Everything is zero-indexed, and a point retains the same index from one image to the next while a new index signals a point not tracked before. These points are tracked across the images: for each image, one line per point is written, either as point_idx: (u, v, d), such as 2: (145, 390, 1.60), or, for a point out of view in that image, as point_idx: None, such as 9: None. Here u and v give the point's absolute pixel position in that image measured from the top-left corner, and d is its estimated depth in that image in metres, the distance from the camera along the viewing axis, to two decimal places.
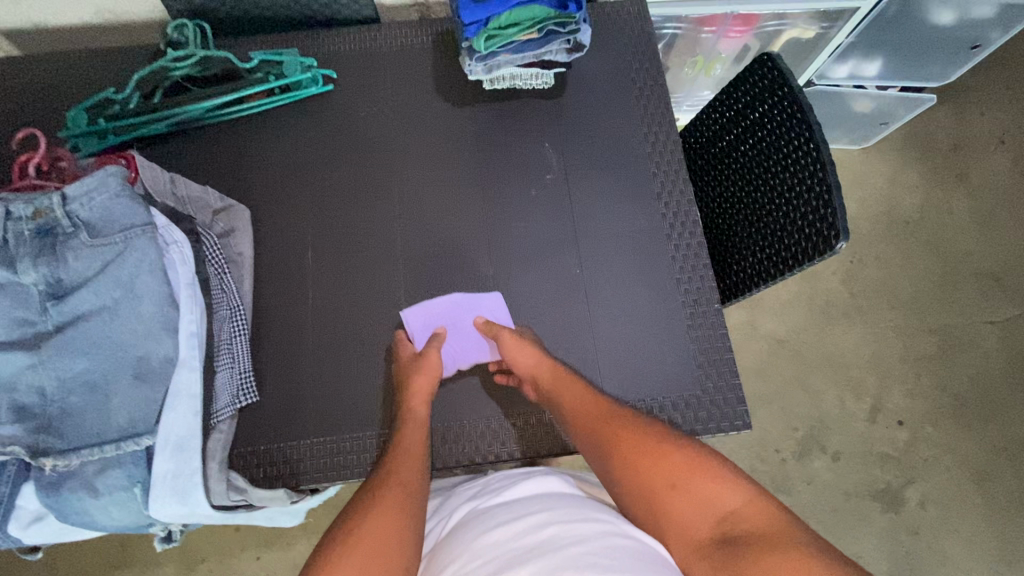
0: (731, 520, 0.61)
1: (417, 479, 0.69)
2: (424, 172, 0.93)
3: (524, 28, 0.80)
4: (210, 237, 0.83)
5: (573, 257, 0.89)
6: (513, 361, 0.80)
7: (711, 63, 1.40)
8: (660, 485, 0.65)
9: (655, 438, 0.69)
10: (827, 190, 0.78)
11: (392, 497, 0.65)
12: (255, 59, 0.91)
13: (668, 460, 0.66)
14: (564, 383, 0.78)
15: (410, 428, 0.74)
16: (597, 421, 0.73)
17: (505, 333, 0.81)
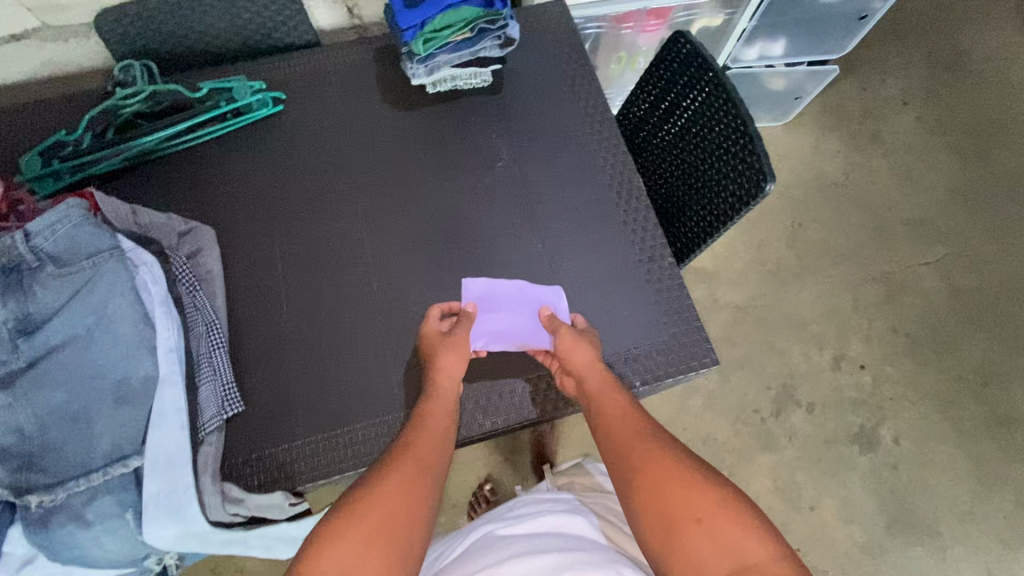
0: (750, 573, 0.59)
1: (440, 459, 0.71)
2: (383, 176, 0.97)
3: (457, 29, 0.87)
4: (178, 259, 0.83)
5: (534, 234, 0.94)
6: (568, 354, 0.81)
7: (634, 58, 1.51)
8: (683, 518, 0.64)
9: (691, 464, 0.68)
10: (750, 142, 0.86)
11: (404, 474, 0.67)
12: (204, 89, 0.94)
13: (697, 496, 0.65)
14: (608, 389, 0.78)
15: (436, 404, 0.76)
16: (634, 432, 0.72)
17: (566, 330, 0.82)
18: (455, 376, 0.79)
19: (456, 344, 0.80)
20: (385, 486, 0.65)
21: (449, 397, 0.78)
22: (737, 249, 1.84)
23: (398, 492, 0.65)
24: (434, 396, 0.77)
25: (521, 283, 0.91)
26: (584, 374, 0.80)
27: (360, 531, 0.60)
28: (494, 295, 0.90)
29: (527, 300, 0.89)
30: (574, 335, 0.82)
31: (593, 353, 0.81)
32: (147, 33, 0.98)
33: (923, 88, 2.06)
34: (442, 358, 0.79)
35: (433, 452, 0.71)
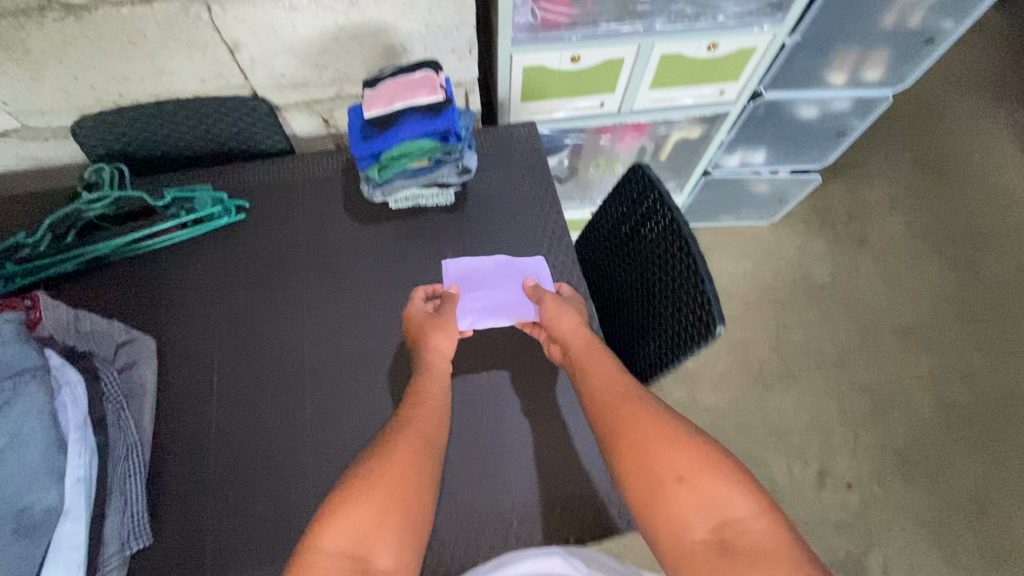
0: (733, 528, 0.58)
1: (438, 427, 0.74)
2: (335, 291, 0.97)
3: (416, 156, 0.88)
4: (109, 373, 0.82)
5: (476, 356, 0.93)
6: (554, 320, 0.86)
7: (613, 164, 1.54)
8: (667, 478, 0.63)
9: (673, 424, 0.67)
10: (699, 279, 0.84)
11: (408, 447, 0.69)
12: (166, 198, 0.96)
13: (680, 454, 0.64)
14: (592, 357, 0.80)
15: (432, 382, 0.80)
16: (618, 396, 0.73)
17: (549, 299, 0.88)
18: (446, 355, 0.84)
19: (444, 323, 0.86)
20: (390, 458, 0.67)
21: (443, 376, 0.82)
22: (719, 350, 1.80)
23: (404, 465, 0.67)
24: (429, 374, 0.81)
25: (503, 262, 0.98)
26: (571, 341, 0.84)
27: (370, 499, 0.62)
28: (475, 279, 0.96)
29: (511, 276, 0.96)
30: (557, 305, 0.88)
31: (577, 318, 0.86)
32: (124, 139, 1.01)
33: (912, 195, 2.07)
34: (434, 337, 0.85)
35: (434, 428, 0.74)
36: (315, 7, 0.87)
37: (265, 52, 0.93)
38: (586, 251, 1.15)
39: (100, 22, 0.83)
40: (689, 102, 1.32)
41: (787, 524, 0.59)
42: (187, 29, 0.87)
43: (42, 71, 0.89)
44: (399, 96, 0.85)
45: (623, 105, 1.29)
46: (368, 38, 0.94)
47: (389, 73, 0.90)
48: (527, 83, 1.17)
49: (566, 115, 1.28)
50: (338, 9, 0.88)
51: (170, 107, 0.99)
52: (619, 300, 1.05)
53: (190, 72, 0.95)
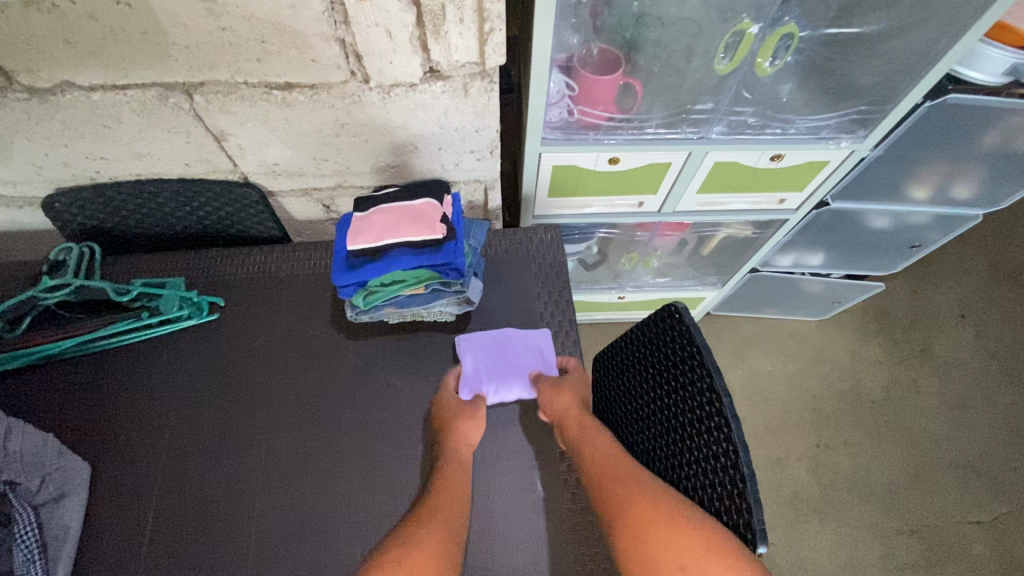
0: None
1: (462, 516, 0.68)
2: (304, 421, 0.83)
3: (411, 283, 0.74)
4: (25, 513, 0.69)
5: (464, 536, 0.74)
6: (551, 401, 0.81)
7: (647, 258, 1.40)
8: (669, 568, 0.58)
9: (675, 506, 0.63)
10: (739, 476, 0.66)
11: (433, 540, 0.63)
12: (132, 292, 0.85)
13: (683, 547, 0.58)
14: (596, 434, 0.76)
15: (455, 468, 0.73)
16: (616, 476, 0.69)
17: (544, 381, 0.83)
18: (471, 443, 0.77)
19: (471, 413, 0.79)
20: (412, 546, 0.62)
21: (468, 464, 0.75)
22: None
23: (431, 552, 0.62)
24: (452, 461, 0.74)
25: (510, 332, 0.89)
26: (568, 418, 0.79)
27: None
28: (495, 351, 0.87)
29: (518, 348, 0.88)
30: (565, 381, 0.83)
31: (574, 395, 0.81)
32: (101, 215, 0.92)
33: (986, 305, 1.83)
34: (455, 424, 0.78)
35: (459, 516, 0.68)
36: (312, 103, 0.75)
37: (257, 142, 0.82)
38: (602, 378, 0.98)
39: (68, 106, 0.74)
40: (741, 207, 1.16)
41: None
42: (167, 117, 0.76)
43: (11, 146, 0.80)
44: (391, 227, 0.72)
45: (665, 206, 1.13)
46: (374, 136, 0.82)
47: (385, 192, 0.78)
48: (556, 180, 1.02)
49: (599, 211, 1.13)
50: (339, 106, 0.76)
51: (152, 188, 0.88)
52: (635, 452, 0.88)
53: (173, 156, 0.84)
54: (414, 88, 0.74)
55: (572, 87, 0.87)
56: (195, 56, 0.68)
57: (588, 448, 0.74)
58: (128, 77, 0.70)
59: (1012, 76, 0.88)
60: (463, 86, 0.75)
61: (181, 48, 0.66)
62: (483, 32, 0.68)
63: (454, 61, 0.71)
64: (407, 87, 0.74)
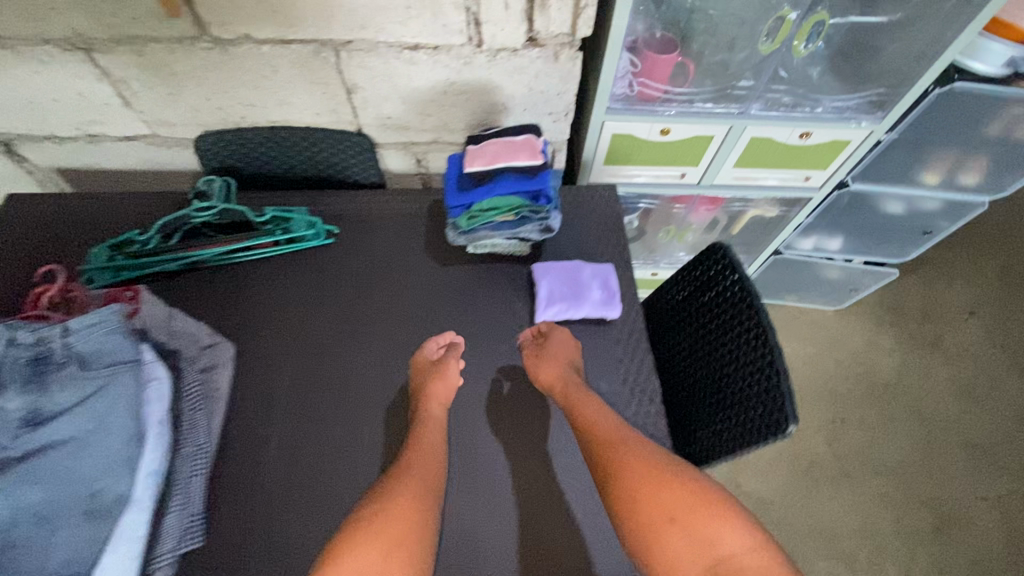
0: (729, 564, 0.62)
1: (438, 473, 0.78)
2: (406, 325, 1.00)
3: (503, 211, 0.91)
4: (191, 373, 0.89)
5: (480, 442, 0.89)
6: (535, 369, 0.89)
7: (683, 232, 1.55)
8: (660, 520, 0.67)
9: (663, 467, 0.72)
10: (775, 372, 0.82)
11: (410, 493, 0.72)
12: (266, 215, 1.04)
13: (676, 497, 0.68)
14: (578, 397, 0.84)
15: (432, 429, 0.83)
16: (607, 437, 0.78)
17: (530, 349, 0.92)
18: (444, 404, 0.86)
19: (444, 372, 0.88)
20: (395, 499, 0.71)
21: (440, 421, 0.85)
22: None
23: (408, 505, 0.70)
24: (428, 421, 0.84)
25: (580, 262, 1.01)
26: (554, 384, 0.87)
27: (377, 541, 0.65)
28: (566, 274, 0.99)
29: (586, 273, 0.99)
30: (549, 347, 0.91)
31: (558, 361, 0.89)
32: (236, 156, 1.10)
33: (995, 303, 1.95)
34: (430, 384, 0.87)
35: (435, 475, 0.77)
36: (432, 62, 0.94)
37: (378, 96, 1.01)
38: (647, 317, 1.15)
39: (241, 55, 0.93)
40: (771, 183, 1.32)
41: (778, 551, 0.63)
42: (315, 69, 0.96)
43: (184, 88, 1.00)
44: (503, 153, 0.91)
45: (704, 178, 1.30)
46: (474, 94, 1.01)
47: (492, 131, 0.96)
48: (613, 148, 1.19)
49: (647, 180, 1.30)
50: (452, 66, 0.95)
51: (284, 132, 1.07)
52: (678, 374, 1.03)
53: (308, 105, 1.03)
54: (516, 52, 0.93)
55: (636, 64, 1.04)
56: (352, 18, 0.87)
57: (581, 408, 0.83)
58: (295, 34, 0.90)
59: (1011, 68, 1.04)
60: (554, 53, 0.93)
61: (343, 11, 0.86)
62: (578, 7, 0.86)
63: (550, 31, 0.90)
64: (510, 51, 0.92)
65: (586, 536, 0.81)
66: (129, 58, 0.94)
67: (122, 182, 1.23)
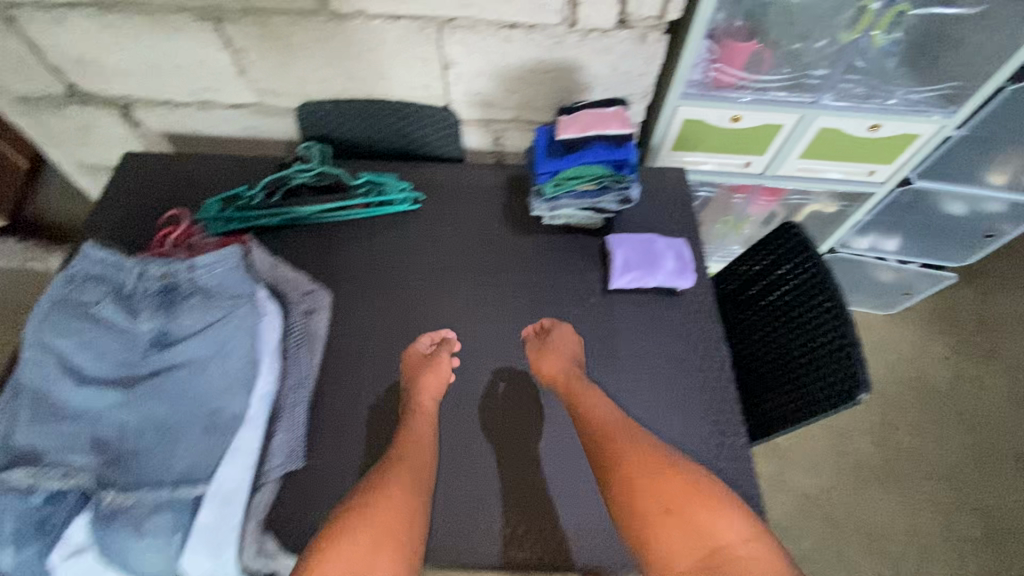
0: (722, 554, 0.64)
1: (428, 464, 0.80)
2: (485, 286, 1.07)
3: (585, 180, 0.97)
4: (295, 313, 0.97)
5: (493, 425, 0.93)
6: (536, 364, 0.92)
7: (740, 223, 1.58)
8: (655, 511, 0.68)
9: (655, 459, 0.73)
10: (849, 343, 0.85)
11: (400, 484, 0.74)
12: (361, 179, 1.13)
13: (672, 490, 0.69)
14: (573, 389, 0.86)
15: (422, 421, 0.85)
16: (603, 428, 0.79)
17: (531, 345, 0.95)
18: (433, 397, 0.89)
19: (435, 367, 0.91)
20: (386, 490, 0.73)
21: (431, 414, 0.87)
22: (815, 432, 1.72)
23: (400, 496, 0.73)
24: (419, 414, 0.86)
25: (655, 235, 1.06)
26: (554, 377, 0.89)
27: (367, 532, 0.68)
28: (640, 246, 1.04)
29: (660, 245, 1.04)
30: (550, 340, 0.94)
31: (557, 356, 0.92)
32: (330, 124, 1.18)
33: None
34: (421, 377, 0.90)
35: (424, 465, 0.79)
36: (525, 41, 1.01)
37: (470, 73, 1.09)
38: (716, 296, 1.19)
39: (352, 29, 1.02)
40: (834, 176, 1.35)
41: (767, 538, 0.66)
42: (417, 45, 1.04)
43: (295, 59, 1.10)
44: (595, 124, 0.98)
45: (769, 168, 1.33)
46: (559, 73, 1.08)
47: (581, 104, 1.03)
48: (682, 133, 1.24)
49: (711, 168, 1.34)
50: (544, 45, 1.02)
51: (379, 104, 1.15)
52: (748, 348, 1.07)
53: (404, 79, 1.12)
54: (606, 33, 1.00)
55: (714, 52, 1.10)
56: None
57: (580, 399, 0.84)
58: (405, 10, 0.98)
59: None
60: (641, 35, 1.00)
61: None
62: None
63: (641, 14, 0.96)
64: (599, 32, 0.99)
65: None
66: (252, 28, 1.04)
67: (223, 148, 1.34)
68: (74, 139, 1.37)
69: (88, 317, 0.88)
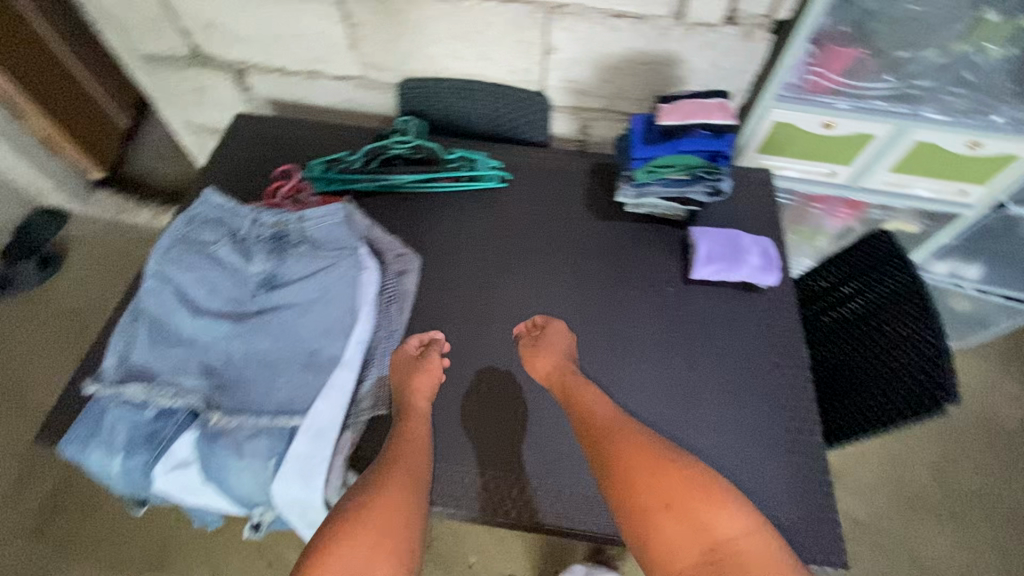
0: (725, 548, 0.64)
1: (424, 461, 0.78)
2: (566, 264, 1.09)
3: (678, 169, 1.00)
4: (388, 271, 1.03)
5: (472, 404, 0.94)
6: (532, 363, 0.90)
7: (815, 235, 1.57)
8: (655, 507, 0.68)
9: (658, 453, 0.72)
10: (942, 357, 0.87)
11: (395, 485, 0.73)
12: (454, 154, 1.18)
13: (673, 486, 0.69)
14: (573, 390, 0.84)
15: (417, 420, 0.83)
16: (604, 425, 0.78)
17: (526, 345, 0.92)
18: (427, 396, 0.87)
19: (428, 367, 0.89)
20: (380, 491, 0.71)
21: (425, 413, 0.85)
22: (871, 458, 1.67)
23: (396, 495, 0.71)
24: (413, 414, 0.84)
25: (740, 231, 1.06)
26: (551, 376, 0.88)
27: (363, 535, 0.66)
28: (725, 240, 1.05)
29: (745, 242, 1.05)
30: (544, 339, 0.92)
31: (553, 354, 0.89)
32: (426, 101, 1.23)
33: None
34: (414, 378, 0.87)
35: (421, 462, 0.78)
36: (631, 30, 1.05)
37: (570, 60, 1.13)
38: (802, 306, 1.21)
39: (467, 10, 1.08)
40: (922, 195, 1.33)
41: (770, 529, 0.67)
42: (524, 28, 1.09)
43: (407, 36, 1.16)
44: (697, 113, 0.99)
45: (854, 179, 1.32)
46: (658, 66, 1.11)
47: (683, 95, 1.04)
48: (771, 136, 1.24)
49: (794, 175, 1.34)
50: (649, 36, 1.06)
51: (477, 84, 1.21)
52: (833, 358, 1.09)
53: (507, 61, 1.17)
54: (712, 28, 1.03)
55: (815, 55, 1.09)
56: None
57: (579, 398, 0.82)
58: None
59: None
60: (747, 32, 1.03)
61: None
62: None
63: (750, 11, 1.00)
64: (704, 27, 1.03)
65: (728, 470, 0.88)
66: (371, 3, 1.11)
67: (322, 117, 1.43)
68: (188, 99, 1.48)
69: (206, 254, 0.95)
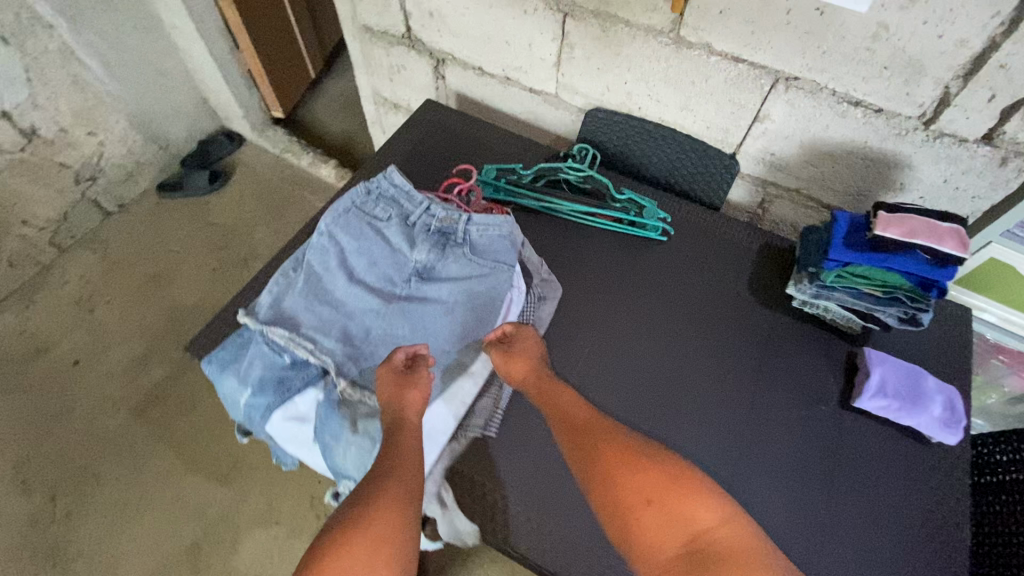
0: (705, 537, 0.66)
1: (420, 476, 0.74)
2: (708, 340, 1.01)
3: (874, 283, 0.91)
4: (530, 295, 1.03)
5: (519, 441, 0.90)
6: (508, 370, 0.87)
7: (988, 388, 1.35)
8: (637, 503, 0.70)
9: (640, 451, 0.75)
10: None
11: (382, 504, 0.69)
12: (624, 195, 1.14)
13: (650, 480, 0.71)
14: (550, 393, 0.86)
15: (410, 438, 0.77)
16: (578, 427, 0.80)
17: (499, 350, 0.89)
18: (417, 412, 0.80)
19: (418, 381, 0.82)
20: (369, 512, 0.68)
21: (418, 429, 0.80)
22: None
23: (389, 512, 0.69)
24: (404, 431, 0.78)
25: (926, 373, 0.94)
26: (530, 382, 0.87)
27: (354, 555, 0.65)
28: (906, 377, 0.93)
29: (930, 386, 0.92)
30: (517, 343, 0.90)
31: (528, 359, 0.88)
32: (609, 134, 1.21)
33: None
34: (406, 393, 0.80)
35: (415, 478, 0.74)
36: (863, 122, 0.96)
37: (779, 133, 1.06)
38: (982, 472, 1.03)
39: (688, 58, 1.04)
40: None
41: (749, 521, 0.69)
42: (742, 90, 1.03)
43: (615, 68, 1.15)
44: (921, 233, 0.86)
45: None
46: (878, 164, 1.01)
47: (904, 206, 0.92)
48: (982, 269, 1.09)
49: (994, 319, 1.17)
50: (880, 132, 0.96)
51: (668, 131, 1.16)
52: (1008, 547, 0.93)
53: (709, 118, 1.12)
54: (961, 143, 0.92)
55: None
56: (818, 59, 0.92)
57: (558, 403, 0.84)
58: (752, 56, 0.98)
59: None
60: (1002, 158, 0.90)
61: (819, 51, 0.91)
62: None
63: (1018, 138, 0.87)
64: (956, 139, 0.91)
65: None
66: (592, 30, 1.10)
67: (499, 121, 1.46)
68: (384, 73, 1.57)
69: (376, 230, 1.00)
